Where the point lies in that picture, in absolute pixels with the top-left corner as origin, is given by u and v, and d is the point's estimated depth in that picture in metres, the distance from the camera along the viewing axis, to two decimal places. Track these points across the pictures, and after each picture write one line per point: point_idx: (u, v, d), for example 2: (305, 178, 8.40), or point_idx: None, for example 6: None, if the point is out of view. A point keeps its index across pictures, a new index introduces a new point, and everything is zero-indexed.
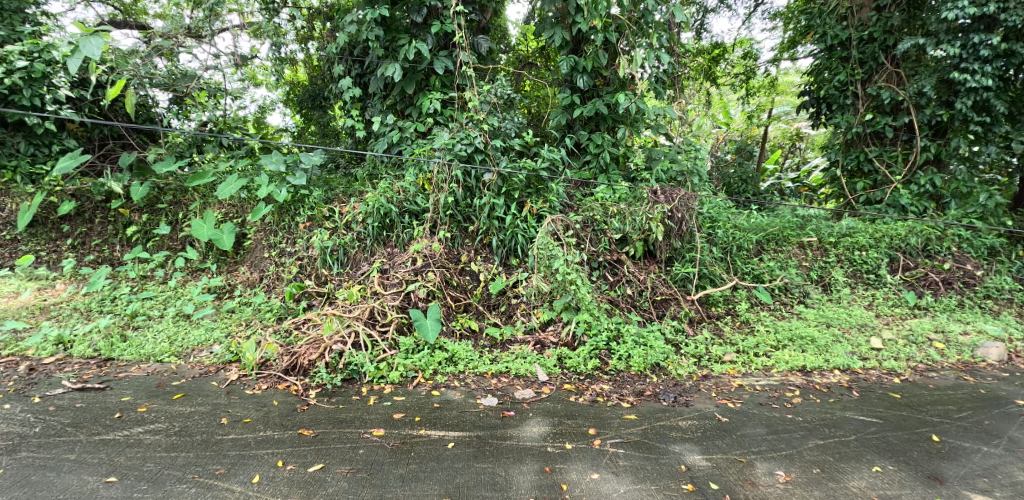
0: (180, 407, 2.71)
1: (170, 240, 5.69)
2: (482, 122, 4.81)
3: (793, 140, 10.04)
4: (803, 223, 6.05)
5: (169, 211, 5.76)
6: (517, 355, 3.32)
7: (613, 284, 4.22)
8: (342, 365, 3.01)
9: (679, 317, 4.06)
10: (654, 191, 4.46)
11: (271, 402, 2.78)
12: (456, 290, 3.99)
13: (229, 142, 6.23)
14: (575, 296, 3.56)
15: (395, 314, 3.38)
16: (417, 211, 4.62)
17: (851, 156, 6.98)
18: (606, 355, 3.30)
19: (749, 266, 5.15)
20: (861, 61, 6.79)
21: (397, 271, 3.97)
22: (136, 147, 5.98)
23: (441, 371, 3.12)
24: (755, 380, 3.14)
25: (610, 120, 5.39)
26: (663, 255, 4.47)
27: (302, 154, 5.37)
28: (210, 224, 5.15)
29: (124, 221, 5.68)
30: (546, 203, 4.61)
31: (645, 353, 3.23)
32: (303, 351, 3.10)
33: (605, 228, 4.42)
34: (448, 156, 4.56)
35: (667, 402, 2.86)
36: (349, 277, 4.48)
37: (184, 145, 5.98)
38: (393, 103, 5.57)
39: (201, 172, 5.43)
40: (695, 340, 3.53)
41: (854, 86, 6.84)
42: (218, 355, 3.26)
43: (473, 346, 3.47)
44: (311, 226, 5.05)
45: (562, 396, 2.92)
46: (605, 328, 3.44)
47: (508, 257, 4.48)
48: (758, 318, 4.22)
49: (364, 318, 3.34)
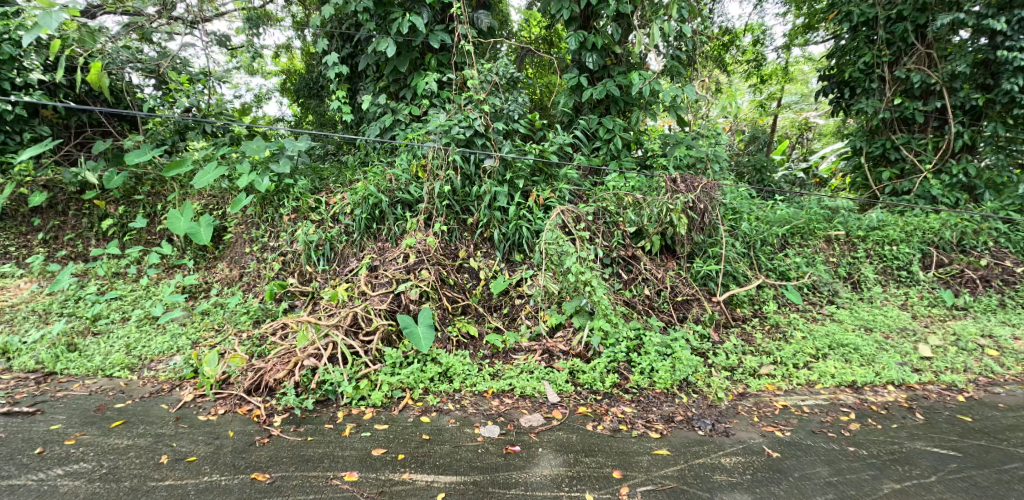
0: (115, 440, 2.29)
1: (148, 234, 5.34)
2: (482, 102, 4.29)
3: (802, 129, 9.49)
4: (830, 213, 5.57)
5: (150, 202, 5.39)
6: (522, 369, 2.89)
7: (628, 283, 3.79)
8: (315, 383, 2.60)
9: (703, 320, 3.60)
10: (674, 178, 4.03)
11: (226, 432, 2.37)
12: (453, 290, 3.59)
13: (211, 128, 5.80)
14: (590, 299, 3.11)
15: (381, 322, 2.92)
16: (410, 201, 4.19)
17: (876, 144, 6.52)
18: (625, 369, 2.86)
19: (774, 263, 4.70)
20: (889, 42, 6.29)
21: (387, 269, 3.58)
22: (117, 134, 5.56)
23: (433, 389, 2.70)
24: (801, 399, 2.71)
25: (621, 104, 4.99)
26: (682, 250, 4.02)
27: (285, 139, 4.93)
28: (188, 216, 4.76)
29: (100, 214, 5.28)
30: (554, 192, 4.17)
31: (672, 367, 2.80)
32: (269, 368, 2.68)
33: (619, 221, 3.98)
34: (444, 140, 4.10)
35: (703, 431, 2.44)
36: (336, 274, 4.12)
37: (165, 132, 5.61)
38: (386, 85, 5.10)
39: (179, 161, 5.04)
40: (724, 348, 3.11)
41: (880, 68, 6.39)
42: (177, 369, 2.83)
43: (470, 357, 3.04)
44: (297, 218, 4.67)
45: (577, 423, 2.50)
46: (624, 337, 3.02)
47: (511, 252, 4.00)
48: (790, 321, 3.78)
49: (347, 324, 2.91)
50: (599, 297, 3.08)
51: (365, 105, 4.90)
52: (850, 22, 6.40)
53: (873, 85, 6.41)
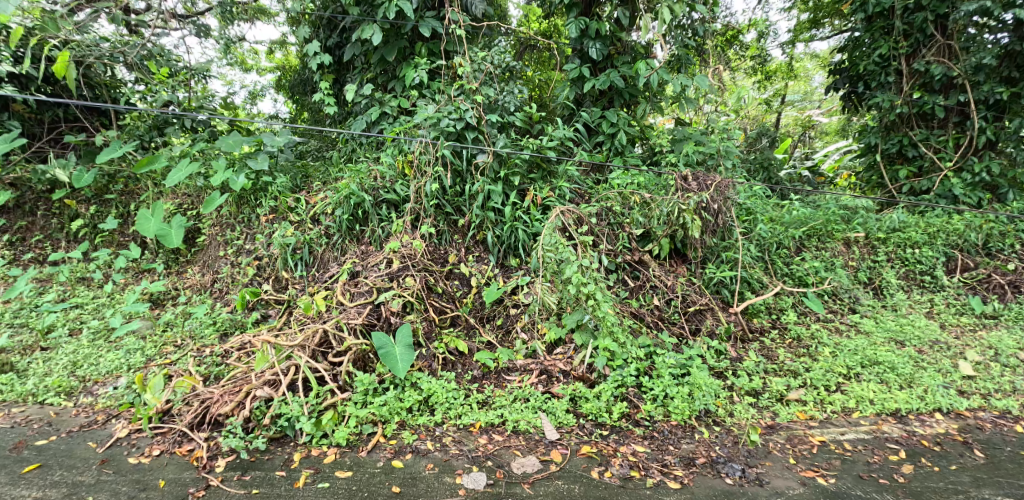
0: (23, 490, 2.07)
1: (120, 235, 4.97)
2: (475, 92, 3.92)
3: (804, 127, 8.94)
4: (846, 214, 5.22)
5: (124, 202, 5.02)
6: (515, 396, 2.57)
7: (634, 292, 3.43)
8: (268, 419, 2.30)
9: (718, 334, 3.24)
10: (685, 176, 3.67)
11: (156, 482, 2.11)
12: (442, 299, 3.24)
13: (193, 125, 5.40)
14: (593, 314, 2.74)
15: (352, 341, 2.59)
16: (396, 201, 3.80)
17: (892, 141, 6.16)
18: (635, 395, 2.54)
19: (791, 268, 4.33)
20: (906, 33, 5.90)
21: (368, 276, 3.25)
22: (93, 128, 5.16)
23: (410, 422, 2.40)
24: (839, 433, 2.41)
25: (625, 96, 4.62)
26: (694, 255, 3.66)
27: (263, 134, 4.57)
28: (159, 216, 4.41)
29: (70, 214, 4.92)
30: (553, 190, 3.80)
31: (690, 395, 2.48)
32: (217, 398, 2.39)
33: (624, 222, 3.63)
34: (433, 134, 3.73)
35: (732, 479, 2.13)
36: (315, 280, 3.76)
37: (143, 128, 5.22)
38: (373, 76, 4.72)
39: (150, 157, 4.61)
40: (745, 369, 2.78)
41: (897, 61, 6.03)
42: (116, 396, 2.63)
43: (455, 379, 2.70)
44: (275, 219, 4.31)
45: (580, 468, 2.18)
46: (633, 358, 2.68)
47: (507, 256, 3.66)
48: (814, 333, 3.42)
49: (314, 345, 2.59)
50: (605, 312, 2.72)
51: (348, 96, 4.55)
52: (866, 12, 6.01)
53: (889, 79, 6.05)
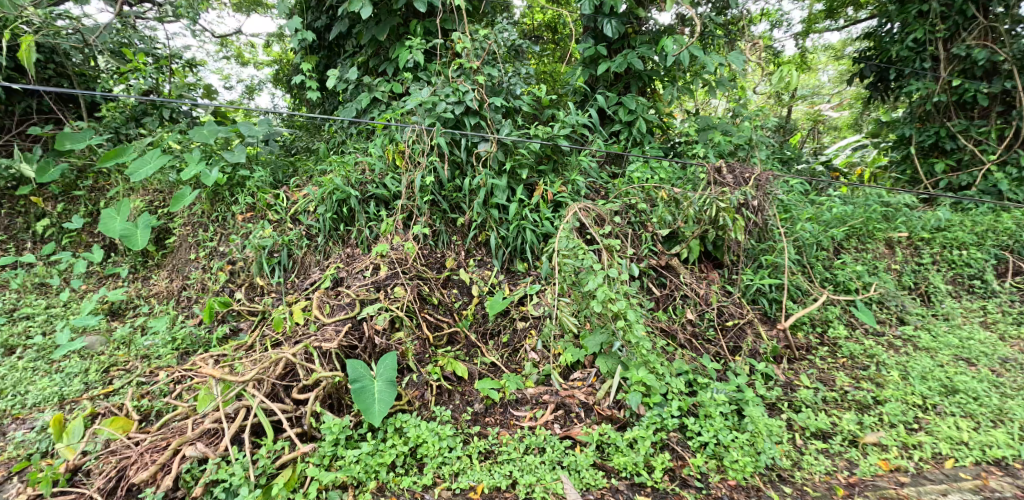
0: None
1: (90, 235, 4.45)
2: (476, 72, 3.42)
3: (814, 121, 8.02)
4: (881, 206, 4.68)
5: (95, 199, 4.52)
6: (524, 445, 2.15)
7: (660, 303, 2.97)
8: (200, 489, 1.90)
9: (763, 355, 2.75)
10: (720, 169, 3.20)
11: None
12: (438, 312, 2.78)
13: (174, 117, 4.88)
14: (626, 341, 2.36)
15: (321, 373, 2.21)
16: (386, 197, 3.30)
17: (927, 132, 5.46)
18: (679, 443, 2.17)
19: (831, 272, 3.82)
20: (944, 15, 5.27)
21: (351, 286, 2.78)
22: (71, 119, 4.62)
23: (390, 486, 1.99)
24: (940, 494, 2.01)
25: (643, 79, 4.14)
26: (728, 259, 3.18)
27: (240, 124, 4.10)
28: (125, 215, 3.96)
29: (37, 213, 4.41)
30: (566, 184, 3.31)
31: (749, 445, 2.12)
32: (135, 460, 2.02)
33: (647, 221, 3.16)
34: (427, 119, 3.23)
35: None
36: (294, 288, 3.31)
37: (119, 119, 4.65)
38: (364, 59, 4.23)
39: (119, 151, 4.19)
40: (807, 404, 2.40)
41: (933, 45, 5.36)
42: (24, 443, 2.27)
43: (451, 420, 2.27)
44: (252, 217, 3.83)
45: None
46: (674, 395, 2.27)
47: (512, 260, 3.17)
48: (872, 349, 2.94)
49: (274, 378, 2.21)
50: (639, 337, 2.29)
51: (330, 80, 4.17)
52: None
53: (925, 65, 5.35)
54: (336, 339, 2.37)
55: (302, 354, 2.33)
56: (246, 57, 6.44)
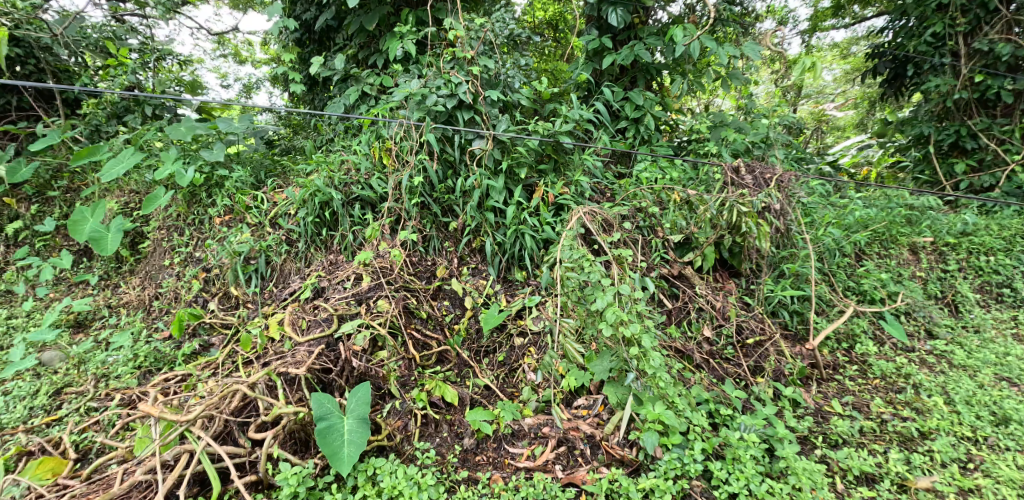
0: None
1: (65, 239, 4.03)
2: (471, 63, 3.13)
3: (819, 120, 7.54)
4: (902, 208, 4.35)
5: (71, 201, 4.15)
6: (520, 494, 1.89)
7: (672, 316, 2.70)
8: None
9: (788, 378, 2.49)
10: (738, 168, 2.92)
11: None
12: (427, 327, 2.50)
13: (158, 113, 4.44)
14: (641, 372, 2.05)
15: (281, 407, 1.96)
16: (372, 199, 3.03)
17: (946, 132, 4.98)
18: (704, 493, 1.89)
19: (854, 279, 3.53)
20: (965, 8, 4.81)
21: (330, 299, 2.51)
22: (47, 116, 4.22)
23: None
24: None
25: (651, 72, 3.85)
26: (747, 268, 2.90)
27: (219, 119, 3.81)
28: (99, 216, 3.62)
29: (9, 215, 4.01)
30: (569, 185, 3.03)
31: (786, 492, 1.85)
32: None
33: (657, 226, 2.89)
34: (417, 114, 2.97)
35: None
36: (271, 298, 3.04)
37: (99, 117, 4.24)
38: (352, 51, 3.96)
39: (90, 149, 3.80)
40: (848, 443, 2.16)
41: (952, 40, 4.90)
42: None
43: (438, 462, 2.02)
44: (231, 220, 3.55)
45: None
46: (696, 431, 2.01)
47: (510, 269, 2.89)
48: (908, 368, 2.68)
49: (227, 415, 1.97)
50: (655, 368, 2.02)
51: (315, 70, 3.89)
52: None
53: (944, 61, 4.89)
54: (305, 363, 2.11)
55: (266, 382, 2.08)
56: (243, 57, 6.26)
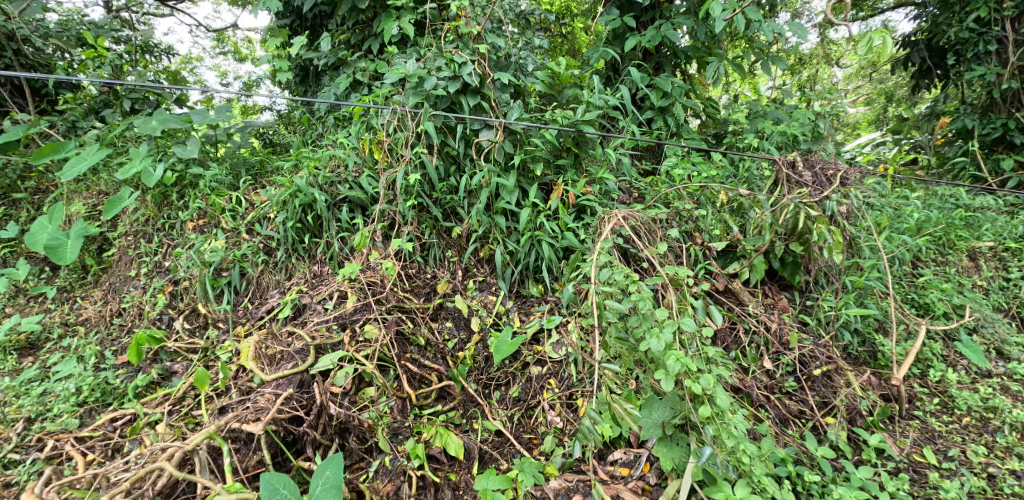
0: None
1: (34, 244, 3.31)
2: (477, 40, 2.68)
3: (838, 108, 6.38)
4: (952, 210, 3.70)
5: (40, 204, 3.48)
6: None
7: (719, 341, 2.26)
8: None
9: (868, 421, 2.07)
10: (795, 162, 2.45)
11: None
12: (426, 357, 2.08)
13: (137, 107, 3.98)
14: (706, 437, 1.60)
15: (219, 490, 1.53)
16: (362, 201, 2.60)
17: (991, 124, 4.19)
18: None
19: (917, 292, 3.03)
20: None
21: (308, 323, 2.08)
22: (15, 111, 3.63)
23: None
24: None
25: (680, 57, 3.39)
26: (805, 281, 2.44)
27: (193, 111, 3.36)
28: (59, 222, 3.11)
29: None
30: (592, 184, 2.59)
31: None
32: None
33: (697, 231, 2.45)
34: (413, 99, 2.53)
35: None
36: (245, 316, 2.61)
37: (77, 112, 3.68)
38: (342, 34, 3.51)
39: (54, 144, 3.28)
40: None
41: (999, 25, 4.11)
42: None
43: None
44: (205, 225, 3.11)
45: None
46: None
47: (524, 282, 2.46)
48: (1006, 404, 2.23)
49: (150, 498, 1.57)
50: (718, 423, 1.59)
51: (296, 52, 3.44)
52: None
53: (985, 49, 4.13)
54: (271, 411, 1.69)
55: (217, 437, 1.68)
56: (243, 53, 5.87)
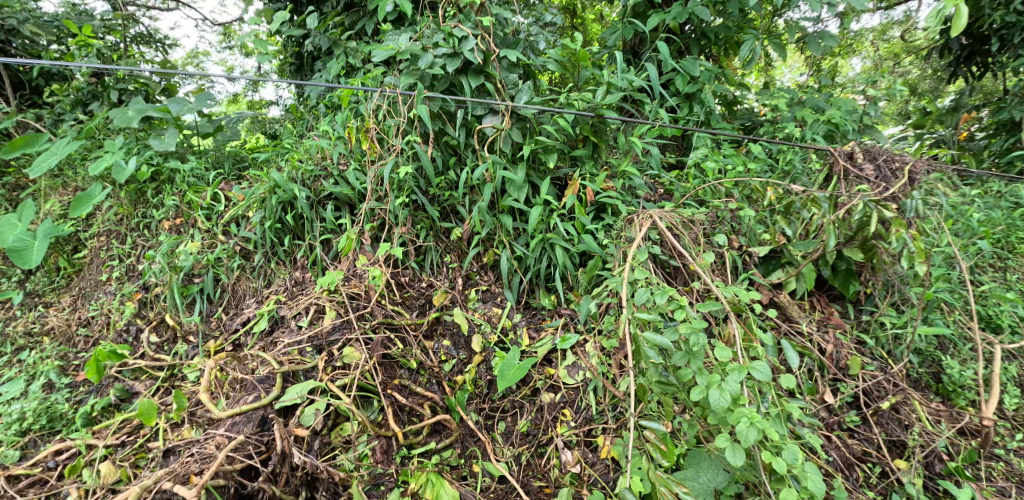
0: None
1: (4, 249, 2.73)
2: (481, 12, 2.33)
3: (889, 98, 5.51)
4: (1011, 210, 3.04)
5: (17, 202, 3.01)
6: None
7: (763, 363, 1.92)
8: None
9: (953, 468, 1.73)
10: (854, 152, 2.08)
11: None
12: (419, 385, 1.77)
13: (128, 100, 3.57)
14: None
15: None
16: (349, 198, 2.28)
17: None
18: None
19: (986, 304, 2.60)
20: None
21: (278, 345, 1.79)
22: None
23: None
24: None
25: (712, 37, 3.01)
26: (862, 292, 2.09)
27: (172, 99, 3.00)
28: (26, 221, 2.65)
29: None
30: (612, 178, 2.25)
31: None
32: None
33: (735, 234, 2.10)
34: (406, 80, 2.21)
35: None
36: (220, 329, 2.31)
37: (64, 104, 3.27)
38: (335, 15, 3.17)
39: (26, 136, 2.88)
40: None
41: None
42: None
43: None
44: (181, 225, 2.78)
45: None
46: None
47: (533, 292, 2.13)
48: None
49: None
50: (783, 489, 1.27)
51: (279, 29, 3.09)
52: None
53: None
54: (213, 465, 1.42)
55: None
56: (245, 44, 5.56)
